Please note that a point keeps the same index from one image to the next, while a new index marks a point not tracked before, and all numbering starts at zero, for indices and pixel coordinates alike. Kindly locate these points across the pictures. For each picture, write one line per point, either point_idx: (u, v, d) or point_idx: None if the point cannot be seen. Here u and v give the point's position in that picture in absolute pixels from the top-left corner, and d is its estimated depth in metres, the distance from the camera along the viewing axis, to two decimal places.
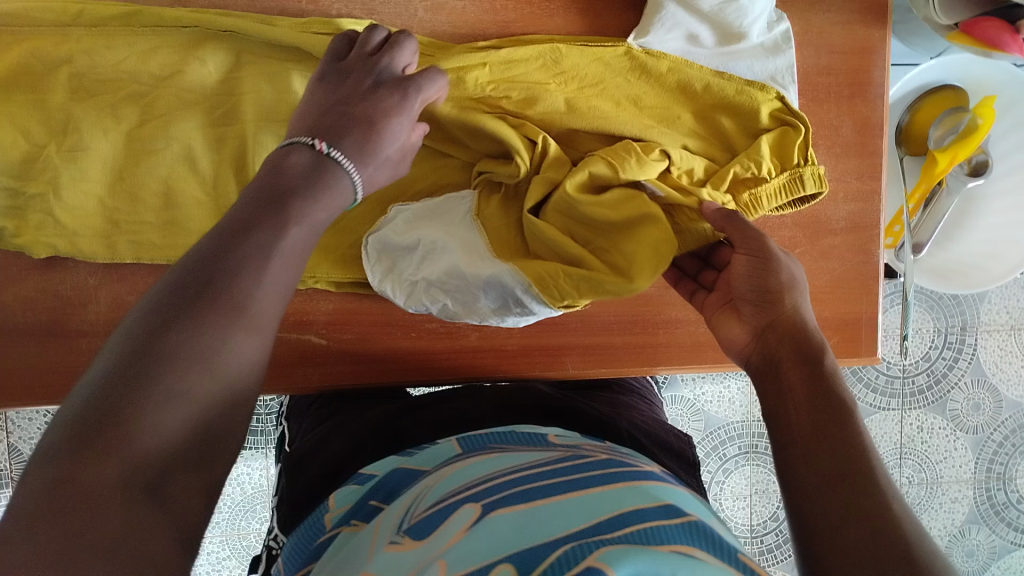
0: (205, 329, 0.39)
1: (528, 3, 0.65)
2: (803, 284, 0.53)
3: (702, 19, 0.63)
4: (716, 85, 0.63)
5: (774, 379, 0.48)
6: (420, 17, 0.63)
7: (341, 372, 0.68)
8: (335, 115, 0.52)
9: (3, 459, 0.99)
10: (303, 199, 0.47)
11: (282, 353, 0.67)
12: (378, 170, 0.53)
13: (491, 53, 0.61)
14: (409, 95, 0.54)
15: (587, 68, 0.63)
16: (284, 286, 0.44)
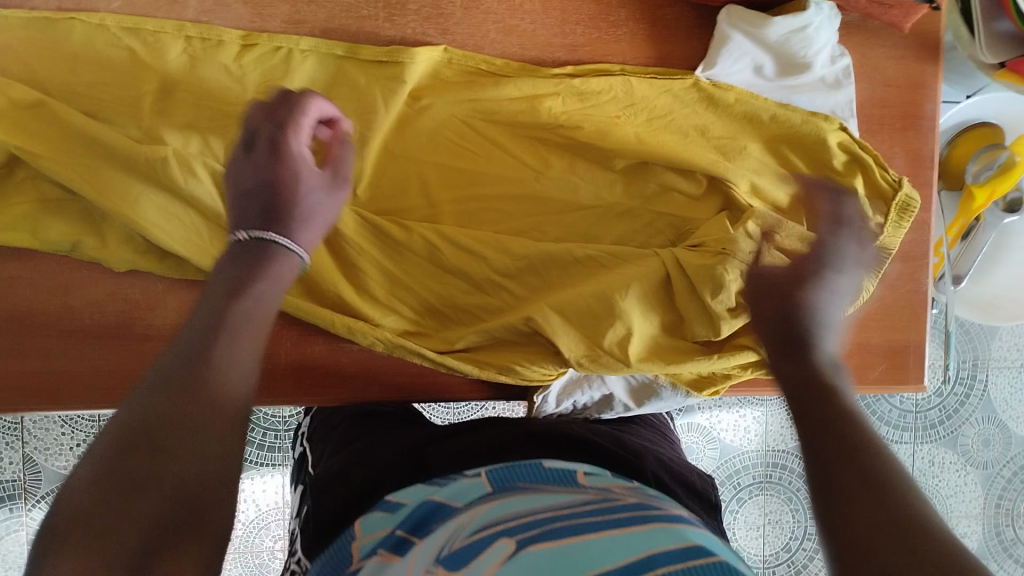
0: (179, 406, 0.38)
1: (596, 29, 0.67)
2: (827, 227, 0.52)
3: (767, 49, 0.65)
4: (782, 116, 0.65)
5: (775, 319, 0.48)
6: (492, 38, 0.65)
7: (400, 385, 0.67)
8: (241, 206, 0.50)
9: (18, 469, 0.98)
10: (255, 276, 0.46)
11: (346, 360, 0.67)
12: (307, 228, 0.51)
13: (565, 84, 0.65)
14: (274, 134, 0.52)
15: (654, 98, 0.66)
16: (251, 349, 0.43)
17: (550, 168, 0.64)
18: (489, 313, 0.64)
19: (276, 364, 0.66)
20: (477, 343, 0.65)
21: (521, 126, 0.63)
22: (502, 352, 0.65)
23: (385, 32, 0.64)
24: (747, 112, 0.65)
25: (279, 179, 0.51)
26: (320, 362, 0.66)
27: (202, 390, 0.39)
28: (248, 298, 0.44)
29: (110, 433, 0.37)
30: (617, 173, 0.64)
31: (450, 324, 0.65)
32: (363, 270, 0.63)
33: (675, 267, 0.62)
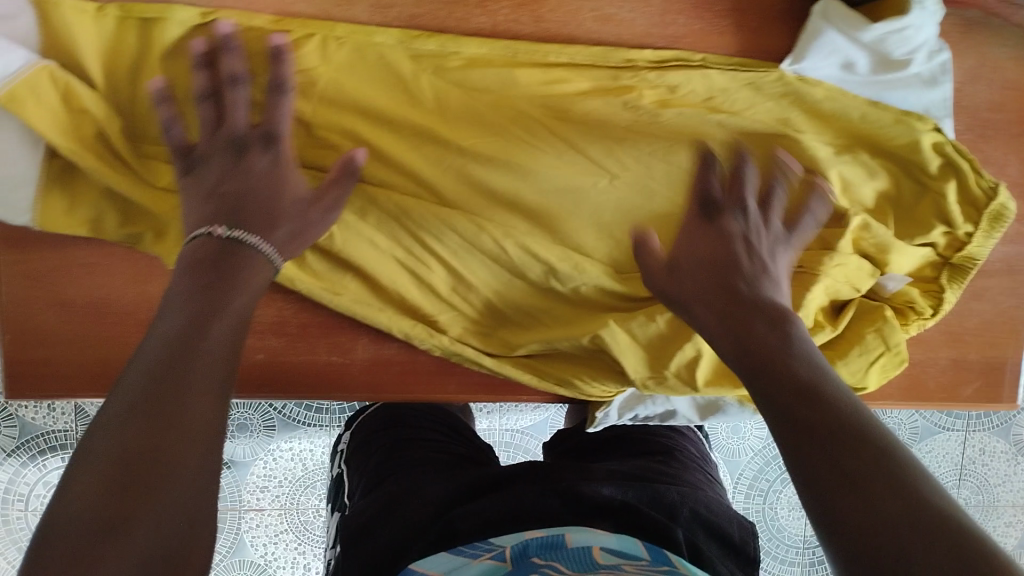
0: (161, 443, 0.33)
1: (698, 18, 0.63)
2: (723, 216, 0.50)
3: (861, 47, 0.60)
4: (872, 116, 0.61)
5: (716, 318, 0.47)
6: (587, 28, 0.62)
7: (477, 385, 0.67)
8: (218, 202, 0.47)
9: (72, 420, 1.00)
10: (223, 289, 0.41)
11: (429, 362, 0.66)
12: (297, 238, 0.49)
13: (640, 75, 0.61)
14: (272, 140, 0.50)
15: (735, 93, 0.61)
16: (227, 369, 0.37)
17: (627, 171, 0.60)
18: (553, 320, 0.63)
19: (353, 359, 0.66)
20: (540, 352, 0.64)
21: (614, 125, 0.59)
22: (567, 363, 0.65)
23: (476, 18, 0.61)
24: (840, 120, 0.62)
25: (269, 183, 0.49)
26: (400, 360, 0.66)
27: (179, 409, 0.34)
28: (223, 318, 0.39)
29: (93, 468, 0.32)
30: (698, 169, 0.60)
31: (515, 330, 0.64)
32: (435, 279, 0.61)
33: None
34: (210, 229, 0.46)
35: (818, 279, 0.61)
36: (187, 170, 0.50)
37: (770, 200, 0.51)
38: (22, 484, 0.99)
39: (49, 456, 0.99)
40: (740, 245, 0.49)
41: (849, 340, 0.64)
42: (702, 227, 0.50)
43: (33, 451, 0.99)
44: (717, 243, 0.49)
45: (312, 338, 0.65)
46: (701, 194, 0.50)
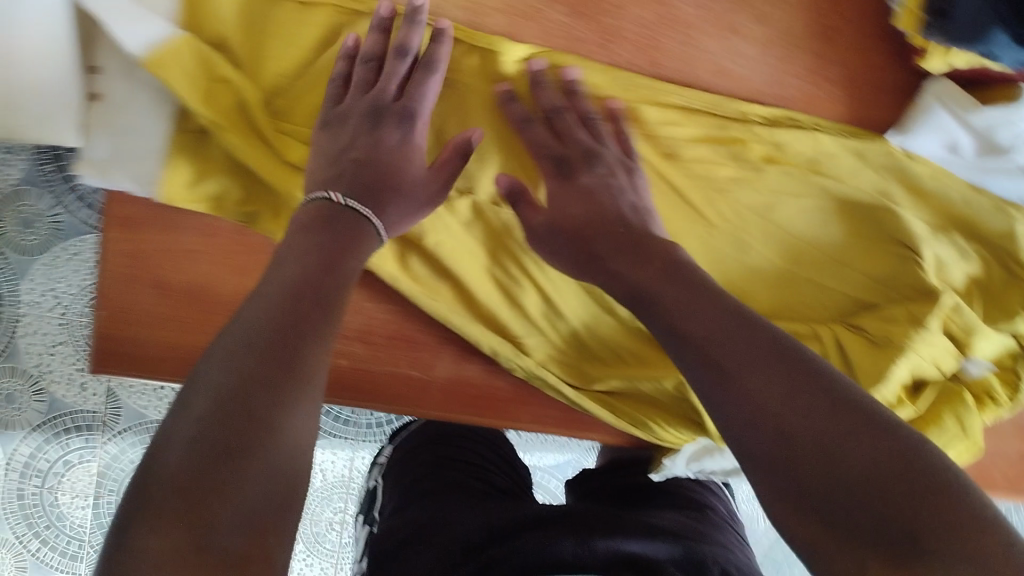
0: (265, 379, 0.37)
1: (811, 84, 0.64)
2: (585, 166, 0.55)
3: (968, 130, 0.61)
4: (971, 200, 0.62)
5: (618, 253, 0.50)
6: (703, 78, 0.62)
7: (551, 418, 0.69)
8: (344, 165, 0.52)
9: (101, 401, 1.02)
10: (342, 251, 0.47)
11: (507, 389, 0.68)
12: (404, 212, 0.52)
13: (752, 130, 0.61)
14: (407, 118, 0.54)
15: (842, 161, 0.61)
16: (324, 321, 0.42)
17: (725, 222, 0.61)
18: (636, 361, 0.65)
19: (433, 375, 0.67)
20: (616, 389, 0.65)
21: (720, 178, 0.60)
22: (639, 404, 0.65)
23: (596, 57, 0.61)
24: (941, 199, 0.62)
25: (389, 158, 0.53)
26: (478, 383, 0.68)
27: (296, 354, 0.39)
28: (336, 274, 0.45)
29: (205, 402, 0.36)
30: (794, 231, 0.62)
31: (595, 363, 0.65)
32: (527, 303, 0.63)
33: (851, 335, 0.61)
34: (327, 194, 0.50)
35: (902, 352, 0.58)
36: (328, 126, 0.54)
37: (633, 168, 0.57)
38: (42, 461, 1.01)
39: (72, 435, 1.01)
40: (590, 198, 0.53)
41: (927, 420, 0.63)
42: (563, 190, 0.54)
43: (57, 429, 1.01)
44: (576, 195, 0.54)
45: (395, 350, 0.66)
46: (517, 118, 0.56)
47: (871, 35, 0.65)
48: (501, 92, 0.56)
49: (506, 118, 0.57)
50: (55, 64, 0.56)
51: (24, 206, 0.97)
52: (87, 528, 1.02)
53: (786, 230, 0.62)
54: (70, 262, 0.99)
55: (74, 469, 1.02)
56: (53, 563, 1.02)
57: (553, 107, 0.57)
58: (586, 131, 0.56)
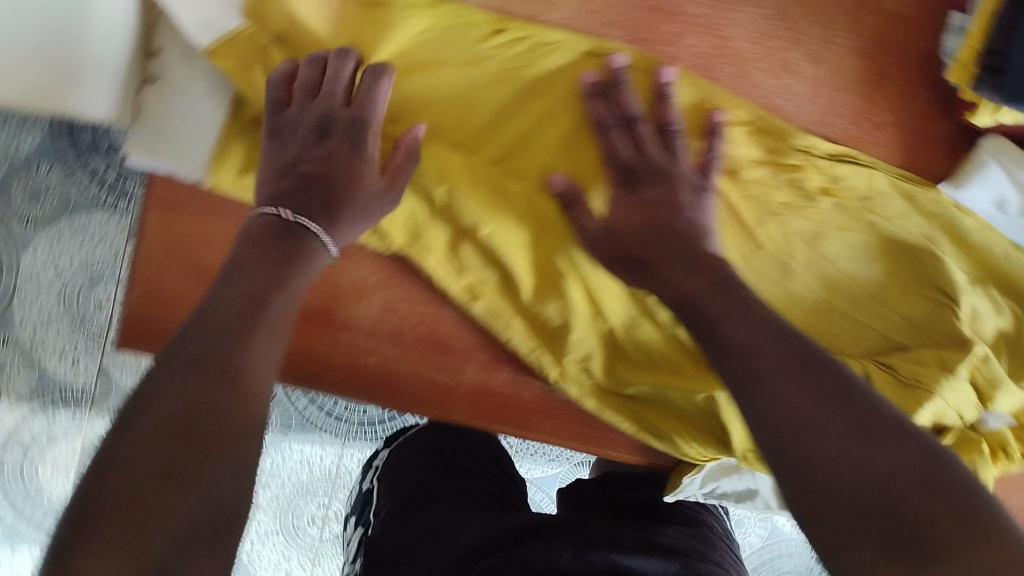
0: (204, 410, 0.40)
1: (857, 126, 0.65)
2: (661, 172, 0.56)
3: (1018, 188, 0.62)
4: (1013, 257, 0.64)
5: (673, 258, 0.53)
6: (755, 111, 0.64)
7: (571, 433, 0.69)
8: (293, 179, 0.53)
9: (94, 380, 1.10)
10: (288, 268, 0.49)
11: (530, 400, 0.68)
12: (353, 225, 0.54)
13: (814, 160, 0.63)
14: (356, 129, 0.55)
15: (890, 201, 0.64)
16: (259, 336, 0.44)
17: (771, 244, 0.62)
18: (668, 368, 0.64)
19: (459, 381, 0.68)
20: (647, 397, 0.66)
21: (768, 207, 0.62)
22: (666, 416, 0.66)
23: None
24: (982, 251, 0.63)
25: (341, 174, 0.54)
26: (503, 393, 0.68)
27: (236, 380, 0.42)
28: (283, 293, 0.48)
29: (150, 427, 0.39)
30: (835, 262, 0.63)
31: (630, 368, 0.65)
32: (571, 295, 0.62)
33: (880, 372, 0.60)
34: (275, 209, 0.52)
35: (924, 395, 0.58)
36: (282, 131, 0.55)
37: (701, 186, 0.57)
38: (26, 433, 1.11)
39: (59, 408, 1.10)
40: (648, 210, 0.55)
41: None
42: (621, 198, 0.56)
43: (47, 402, 1.10)
44: (635, 207, 0.56)
45: (424, 352, 0.67)
46: (601, 120, 0.58)
47: (925, 85, 0.66)
48: (587, 84, 0.58)
49: (589, 120, 0.59)
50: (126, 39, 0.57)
51: (34, 177, 1.06)
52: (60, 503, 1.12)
53: (833, 264, 0.63)
54: (72, 237, 1.07)
55: (56, 444, 1.12)
56: (29, 530, 1.13)
57: (634, 109, 0.57)
58: (661, 143, 0.57)
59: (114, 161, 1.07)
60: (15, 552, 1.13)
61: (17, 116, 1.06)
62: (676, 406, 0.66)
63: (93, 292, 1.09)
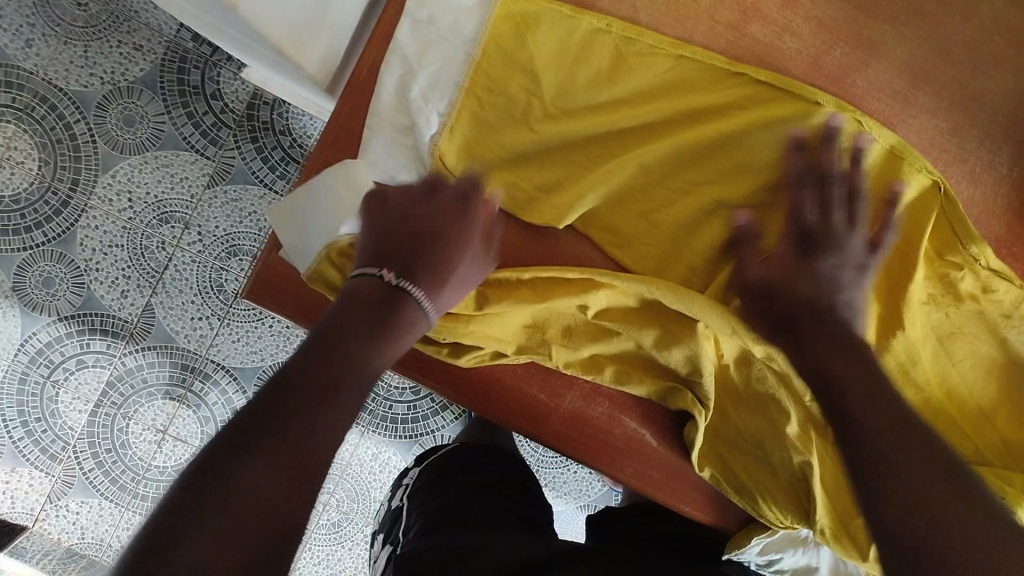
0: (269, 464, 0.43)
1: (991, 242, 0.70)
2: (832, 245, 0.58)
3: None
4: None
5: (823, 325, 0.55)
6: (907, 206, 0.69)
7: (652, 479, 0.70)
8: (395, 241, 0.56)
9: (136, 313, 1.09)
10: (374, 340, 0.51)
11: (621, 437, 0.69)
12: (446, 299, 0.57)
13: (974, 264, 0.69)
14: (459, 209, 0.58)
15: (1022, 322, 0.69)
16: (368, 382, 0.51)
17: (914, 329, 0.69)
18: (775, 429, 0.65)
19: (558, 404, 0.68)
20: (745, 449, 0.68)
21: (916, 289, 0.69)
22: (760, 473, 0.68)
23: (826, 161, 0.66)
24: None
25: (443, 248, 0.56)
26: (598, 425, 0.69)
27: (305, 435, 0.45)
28: (364, 371, 0.50)
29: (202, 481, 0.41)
30: (958, 356, 0.71)
31: (735, 411, 0.67)
32: (689, 349, 0.62)
33: None
34: (380, 270, 0.55)
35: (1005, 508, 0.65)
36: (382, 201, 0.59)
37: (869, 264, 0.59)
38: (56, 353, 1.07)
39: (96, 336, 1.08)
40: (814, 274, 0.57)
41: None
42: (790, 254, 0.58)
43: (83, 327, 1.08)
44: (802, 266, 0.57)
45: (532, 370, 0.68)
46: (794, 173, 0.60)
47: None
48: (793, 139, 0.61)
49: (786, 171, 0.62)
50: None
51: (132, 104, 1.07)
52: (75, 433, 1.08)
53: (955, 367, 0.71)
54: (155, 170, 1.08)
55: (85, 371, 1.09)
56: (35, 456, 1.08)
57: (832, 170, 0.59)
58: (847, 210, 0.59)
59: (214, 107, 1.09)
60: (13, 475, 1.08)
61: (134, 41, 1.07)
62: (769, 464, 0.67)
63: (159, 229, 1.09)
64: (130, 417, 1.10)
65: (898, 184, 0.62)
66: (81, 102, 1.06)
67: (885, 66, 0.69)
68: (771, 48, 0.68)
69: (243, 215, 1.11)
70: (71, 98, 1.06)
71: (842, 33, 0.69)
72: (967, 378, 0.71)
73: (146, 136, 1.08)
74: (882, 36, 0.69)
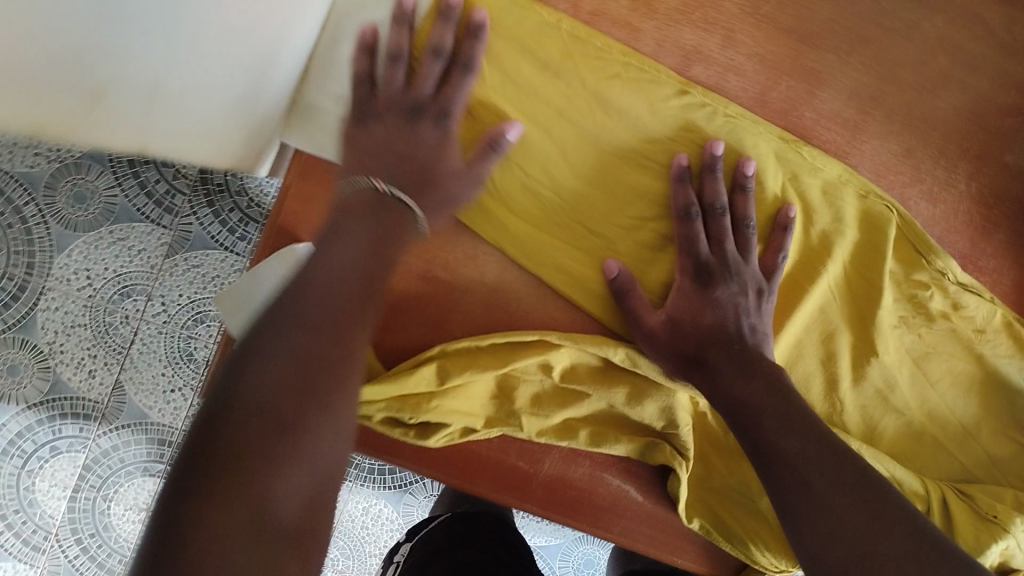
0: (297, 401, 0.44)
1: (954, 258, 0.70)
2: (727, 274, 0.63)
3: None
4: None
5: (727, 362, 0.60)
6: (868, 227, 0.67)
7: (640, 534, 0.68)
8: (383, 159, 0.58)
9: (106, 392, 1.05)
10: (388, 241, 0.54)
11: (604, 495, 0.68)
12: (438, 207, 0.60)
13: (945, 281, 0.68)
14: (443, 117, 0.60)
15: (992, 333, 0.69)
16: (386, 275, 0.53)
17: (888, 353, 0.67)
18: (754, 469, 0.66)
19: (537, 470, 0.67)
20: (730, 496, 0.67)
21: (888, 311, 0.67)
22: (746, 520, 0.66)
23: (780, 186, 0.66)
24: None
25: (429, 156, 0.59)
26: (579, 486, 0.67)
27: (326, 361, 0.46)
28: (383, 268, 0.53)
29: (230, 429, 0.41)
30: (936, 375, 0.69)
31: (716, 462, 0.67)
32: (656, 394, 0.64)
33: (959, 500, 0.66)
34: (372, 181, 0.57)
35: (999, 529, 0.63)
36: (360, 122, 0.60)
37: (766, 290, 0.64)
38: (28, 442, 1.03)
39: (67, 421, 1.04)
40: (712, 307, 0.62)
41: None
42: (687, 294, 0.63)
43: (53, 413, 1.04)
44: (698, 301, 0.63)
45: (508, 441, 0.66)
46: (681, 207, 0.63)
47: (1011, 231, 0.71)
48: (678, 168, 0.63)
49: (670, 204, 0.64)
50: (308, 29, 0.61)
51: (82, 180, 1.03)
52: (55, 521, 1.04)
53: (933, 388, 0.69)
54: (111, 245, 1.04)
55: (59, 456, 1.04)
56: (16, 548, 1.03)
57: (720, 203, 0.63)
58: (735, 241, 0.64)
59: (164, 174, 1.05)
60: None
61: None
62: (753, 510, 0.66)
63: (121, 304, 1.05)
64: (110, 499, 1.06)
65: (790, 202, 0.65)
66: (28, 183, 1.02)
67: (833, 95, 0.68)
68: (716, 87, 0.67)
69: (206, 280, 1.08)
70: (19, 180, 1.01)
71: (786, 66, 0.68)
72: (946, 398, 0.70)
73: (99, 211, 1.04)
74: (827, 66, 0.68)
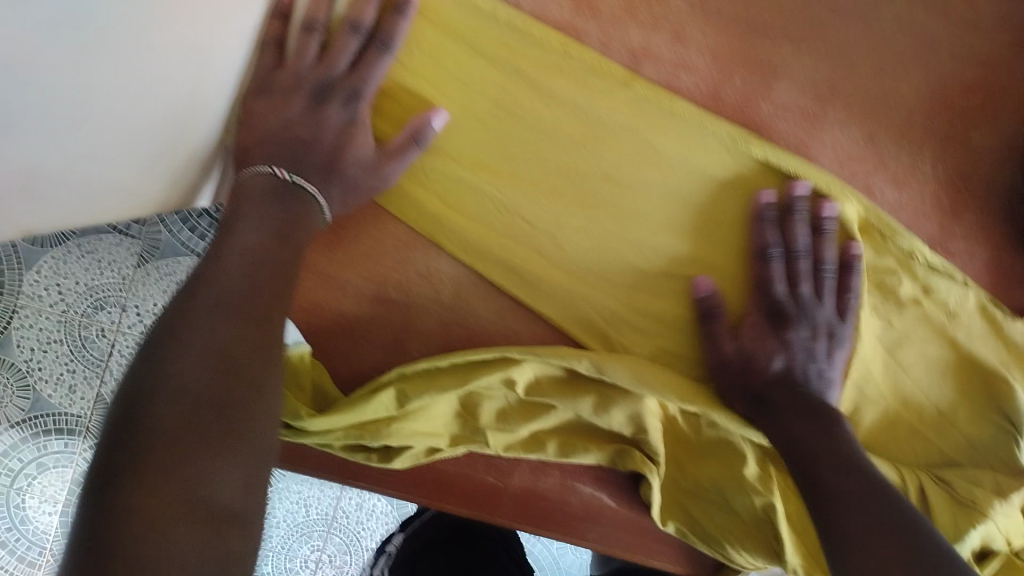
0: (216, 376, 0.44)
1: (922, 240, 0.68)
2: (803, 316, 0.63)
3: None
4: None
5: (794, 407, 0.62)
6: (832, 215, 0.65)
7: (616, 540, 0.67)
8: (286, 143, 0.59)
9: (88, 406, 1.01)
10: (295, 226, 0.57)
11: (576, 504, 0.67)
12: (347, 190, 0.61)
13: (912, 265, 0.66)
14: (354, 98, 0.60)
15: (961, 315, 0.67)
16: (293, 258, 0.55)
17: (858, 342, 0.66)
18: (727, 468, 0.64)
19: (507, 482, 0.66)
20: (704, 495, 0.66)
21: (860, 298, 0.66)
22: (721, 518, 0.65)
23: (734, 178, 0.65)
24: None
25: (336, 139, 0.60)
26: (551, 496, 0.67)
27: (242, 336, 0.47)
28: (292, 248, 0.55)
29: (152, 401, 0.42)
30: (910, 361, 0.67)
31: (687, 461, 0.66)
32: (624, 403, 0.62)
33: (936, 487, 0.65)
34: (271, 167, 0.59)
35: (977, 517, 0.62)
36: (262, 94, 0.59)
37: (840, 335, 0.64)
38: (13, 460, 1.00)
39: (52, 437, 1.00)
40: (782, 348, 0.64)
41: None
42: (759, 326, 0.64)
43: (36, 429, 1.01)
44: (770, 340, 0.64)
45: (475, 456, 0.66)
46: (760, 245, 0.64)
47: (982, 210, 0.69)
48: (764, 205, 0.63)
49: (751, 242, 0.65)
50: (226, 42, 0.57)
51: None
52: (50, 537, 1.01)
53: (909, 375, 0.67)
54: (80, 258, 1.01)
55: (47, 473, 1.01)
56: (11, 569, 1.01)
57: (801, 245, 0.63)
58: (812, 283, 0.64)
59: None
60: None
61: None
62: (729, 508, 0.65)
63: (96, 317, 1.02)
64: None
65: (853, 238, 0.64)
66: None
67: (788, 84, 0.66)
68: (667, 84, 0.65)
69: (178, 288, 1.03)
70: None
71: (738, 57, 0.65)
72: (923, 384, 0.67)
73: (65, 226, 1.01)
74: (780, 56, 0.66)
